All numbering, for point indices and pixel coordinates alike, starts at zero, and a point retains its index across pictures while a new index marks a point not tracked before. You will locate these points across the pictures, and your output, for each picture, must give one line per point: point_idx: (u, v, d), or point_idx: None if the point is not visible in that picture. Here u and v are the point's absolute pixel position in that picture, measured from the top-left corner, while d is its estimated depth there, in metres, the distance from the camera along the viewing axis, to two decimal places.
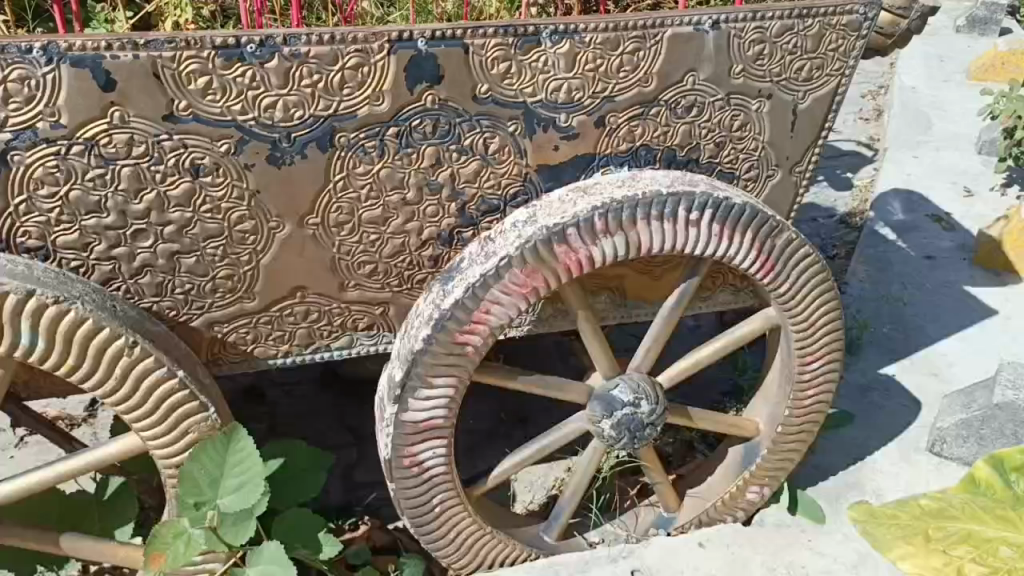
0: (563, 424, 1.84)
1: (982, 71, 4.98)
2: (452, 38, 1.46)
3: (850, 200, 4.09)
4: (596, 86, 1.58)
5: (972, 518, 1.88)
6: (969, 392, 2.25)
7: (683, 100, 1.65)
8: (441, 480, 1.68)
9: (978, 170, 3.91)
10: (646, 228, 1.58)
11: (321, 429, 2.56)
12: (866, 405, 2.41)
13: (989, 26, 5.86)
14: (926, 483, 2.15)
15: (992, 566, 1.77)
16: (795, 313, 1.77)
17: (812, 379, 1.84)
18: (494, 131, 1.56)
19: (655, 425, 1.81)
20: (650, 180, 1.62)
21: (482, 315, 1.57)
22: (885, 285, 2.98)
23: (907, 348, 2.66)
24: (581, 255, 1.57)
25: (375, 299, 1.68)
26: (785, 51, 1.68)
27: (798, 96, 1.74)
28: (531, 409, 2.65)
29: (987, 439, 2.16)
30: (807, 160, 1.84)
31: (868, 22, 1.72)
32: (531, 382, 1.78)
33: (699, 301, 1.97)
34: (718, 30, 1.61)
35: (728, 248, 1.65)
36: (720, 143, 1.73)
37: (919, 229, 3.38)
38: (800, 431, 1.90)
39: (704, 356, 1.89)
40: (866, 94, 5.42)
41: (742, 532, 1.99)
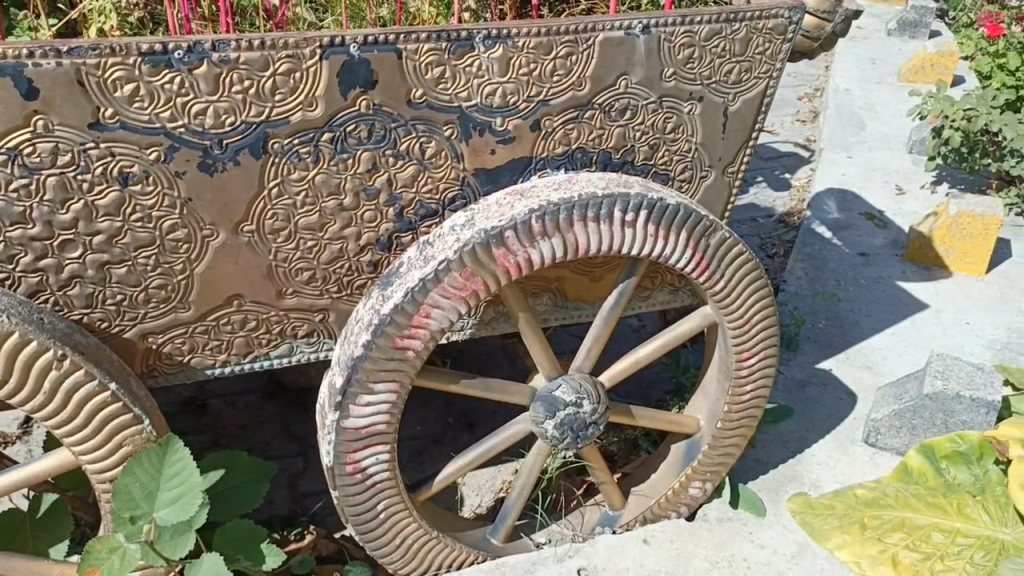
0: (506, 427, 1.84)
1: (912, 73, 5.14)
2: (384, 43, 1.45)
3: (788, 200, 4.19)
4: (531, 90, 1.60)
5: (906, 506, 1.94)
6: (901, 384, 2.31)
7: (617, 104, 1.68)
8: (385, 486, 1.67)
9: (908, 169, 4.04)
10: (582, 229, 1.60)
11: (265, 440, 2.53)
12: (804, 399, 2.47)
13: (919, 29, 6.04)
14: (862, 473, 2.21)
15: (924, 552, 1.83)
16: (730, 311, 1.80)
17: (749, 375, 1.88)
18: (430, 136, 1.57)
19: (597, 424, 1.83)
20: (586, 182, 1.64)
21: (421, 319, 1.57)
22: (821, 282, 3.06)
23: (843, 343, 2.73)
24: (519, 257, 1.59)
25: (314, 306, 1.67)
26: (714, 54, 1.72)
27: (728, 98, 1.78)
28: (478, 412, 2.66)
29: (918, 429, 2.23)
30: (739, 161, 1.89)
31: (793, 25, 1.77)
32: (473, 385, 1.78)
33: (638, 301, 2.00)
34: (649, 34, 1.63)
35: (663, 248, 1.68)
36: (654, 145, 1.77)
37: (853, 227, 3.48)
38: (739, 426, 1.94)
39: (644, 355, 1.92)
40: (802, 97, 5.55)
41: (685, 529, 2.02)
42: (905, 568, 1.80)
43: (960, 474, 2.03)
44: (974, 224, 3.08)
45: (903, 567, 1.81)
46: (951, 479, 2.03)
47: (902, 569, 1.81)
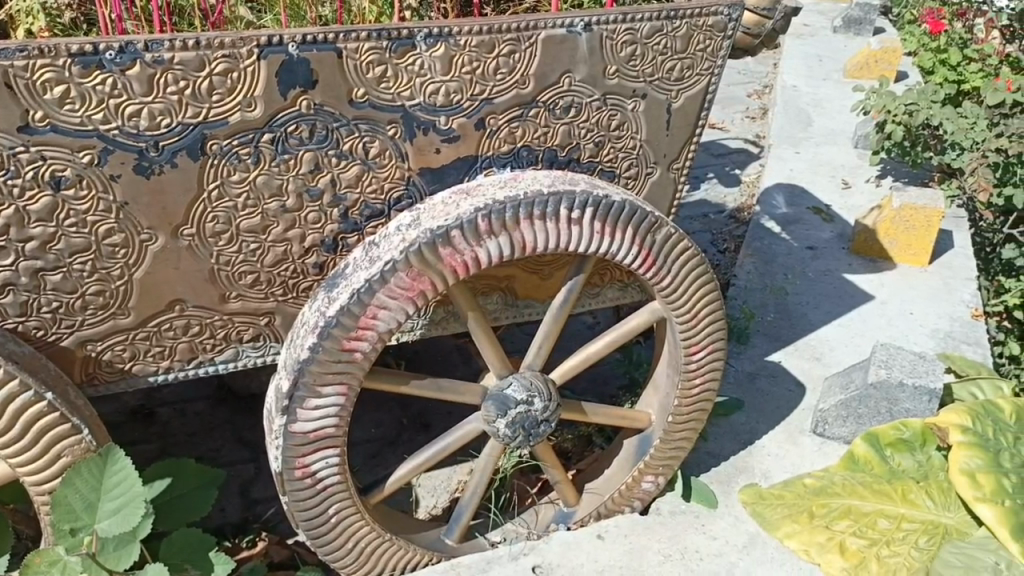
0: (459, 427, 1.84)
1: (857, 69, 5.25)
2: (324, 43, 1.44)
3: (738, 196, 4.25)
4: (474, 88, 1.60)
5: (853, 494, 1.98)
6: (847, 373, 2.36)
7: (561, 101, 1.69)
8: (335, 490, 1.66)
9: (854, 163, 4.12)
10: (529, 227, 1.60)
11: (215, 447, 2.48)
12: (755, 392, 2.50)
13: (863, 26, 6.16)
14: (811, 463, 2.25)
15: (870, 538, 1.89)
16: (678, 306, 1.82)
17: (698, 369, 1.90)
18: (374, 135, 1.56)
19: (549, 421, 1.83)
20: (532, 180, 1.64)
21: (368, 320, 1.55)
22: (770, 275, 3.11)
23: (792, 335, 2.77)
24: (466, 256, 1.58)
25: (259, 309, 1.65)
26: (656, 51, 1.73)
27: (671, 95, 1.80)
28: (433, 413, 2.64)
29: (864, 417, 2.28)
30: (684, 157, 1.91)
31: (733, 22, 1.79)
32: (425, 386, 1.77)
33: (587, 297, 2.01)
34: (591, 32, 1.64)
35: (610, 245, 1.69)
36: (600, 143, 1.78)
37: (802, 221, 3.54)
38: (690, 420, 1.95)
39: (595, 351, 1.93)
40: (752, 94, 5.63)
41: (638, 523, 2.03)
42: (851, 555, 1.86)
43: (905, 461, 2.07)
44: (917, 216, 3.15)
45: (850, 554, 1.86)
46: (896, 465, 2.07)
47: (849, 556, 1.86)
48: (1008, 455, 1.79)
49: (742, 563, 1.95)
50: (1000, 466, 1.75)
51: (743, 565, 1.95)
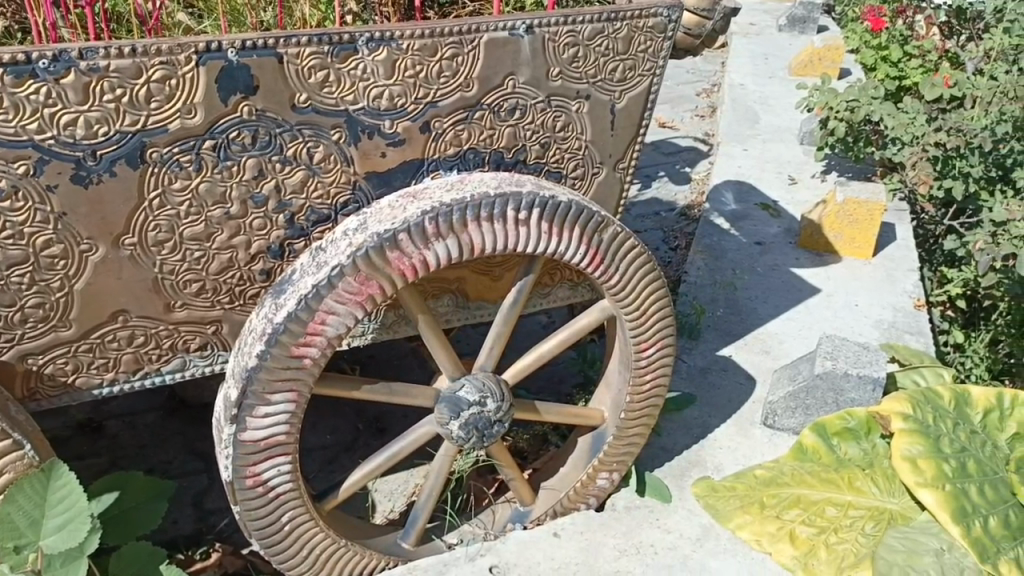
0: (412, 430, 1.84)
1: (801, 67, 5.35)
2: (264, 48, 1.43)
3: (689, 193, 4.31)
4: (418, 92, 1.60)
5: (802, 483, 2.04)
6: (795, 365, 2.41)
7: (506, 103, 1.70)
8: (288, 498, 1.64)
9: (800, 159, 4.20)
10: (477, 229, 1.61)
11: (167, 458, 2.45)
12: (706, 386, 2.55)
13: (807, 24, 6.29)
14: (761, 454, 2.29)
15: (819, 526, 1.94)
16: (627, 303, 1.85)
17: (648, 365, 1.92)
18: (318, 140, 1.55)
19: (502, 422, 1.84)
20: (478, 183, 1.65)
21: (317, 326, 1.55)
22: (720, 271, 3.16)
23: (742, 329, 2.82)
24: (414, 259, 1.58)
25: (205, 318, 1.63)
26: (598, 53, 1.76)
27: (614, 95, 1.83)
28: (389, 418, 2.63)
29: (812, 408, 2.33)
30: (629, 157, 1.94)
31: (672, 23, 1.83)
32: (377, 391, 1.77)
33: (538, 297, 2.03)
34: (533, 35, 1.66)
35: (557, 245, 1.70)
36: (545, 144, 1.79)
37: (750, 218, 3.60)
38: (642, 416, 1.98)
39: (546, 351, 1.94)
40: (701, 93, 5.72)
41: (594, 519, 2.05)
42: (802, 543, 1.91)
43: (851, 449, 2.11)
44: (860, 210, 3.23)
45: (800, 542, 1.92)
46: (843, 454, 2.11)
47: (800, 544, 1.92)
48: (948, 440, 1.84)
49: (695, 556, 1.97)
50: (939, 452, 1.80)
51: (696, 558, 1.97)
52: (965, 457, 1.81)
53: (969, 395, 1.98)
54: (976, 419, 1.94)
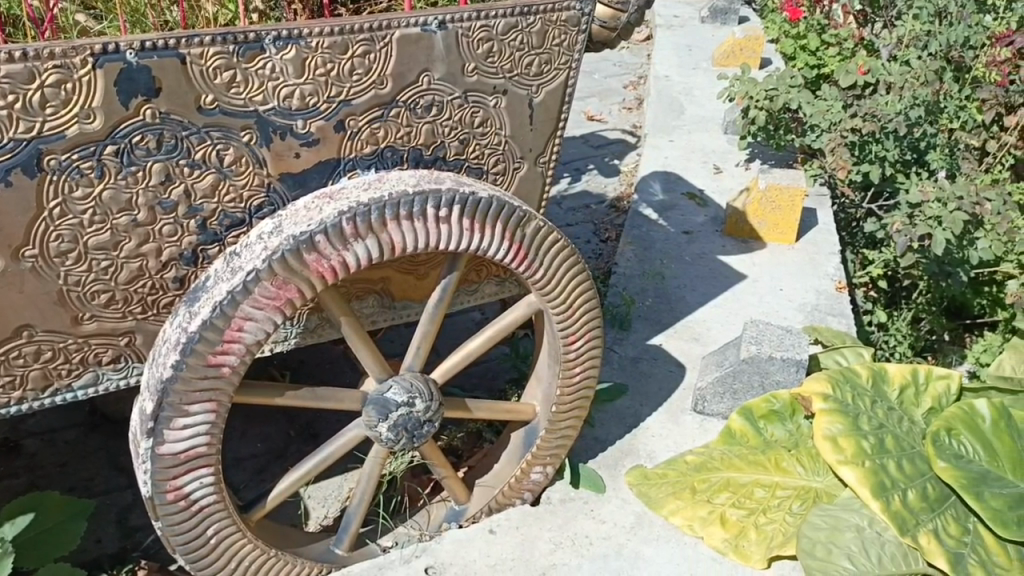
0: (340, 434, 1.81)
1: (724, 57, 5.45)
2: (166, 48, 1.39)
3: (617, 185, 4.35)
4: (330, 90, 1.57)
5: (732, 468, 2.10)
6: (722, 351, 2.46)
7: (422, 100, 1.69)
8: (213, 510, 1.60)
9: (724, 149, 4.28)
10: (397, 228, 1.59)
11: (89, 476, 2.37)
12: (637, 375, 2.57)
13: (729, 16, 6.40)
14: (692, 440, 2.32)
15: (748, 508, 2.00)
16: (552, 297, 1.85)
17: (577, 357, 1.93)
18: (227, 142, 1.51)
19: (432, 421, 1.82)
20: (397, 181, 1.63)
21: (234, 333, 1.51)
22: (648, 261, 3.20)
23: (671, 318, 2.86)
24: (333, 261, 1.55)
25: (117, 329, 1.58)
26: (513, 48, 1.76)
27: (531, 90, 1.83)
28: (321, 423, 2.59)
29: (739, 392, 2.37)
30: (549, 151, 1.95)
31: (586, 17, 1.84)
32: (301, 396, 1.73)
33: (464, 295, 2.02)
34: (445, 30, 1.65)
35: (480, 241, 1.69)
36: (464, 140, 1.78)
37: (677, 207, 3.65)
38: (572, 409, 1.98)
39: (474, 348, 1.93)
40: (628, 85, 5.77)
41: (529, 513, 2.06)
42: (732, 526, 1.97)
43: (777, 431, 2.18)
44: (781, 197, 3.30)
45: (730, 524, 1.97)
46: (769, 436, 2.17)
47: (729, 526, 1.97)
48: (866, 418, 1.89)
49: (629, 544, 1.99)
50: (859, 429, 1.86)
51: (631, 546, 1.98)
52: (884, 434, 1.86)
53: (886, 372, 2.04)
54: (893, 395, 2.00)
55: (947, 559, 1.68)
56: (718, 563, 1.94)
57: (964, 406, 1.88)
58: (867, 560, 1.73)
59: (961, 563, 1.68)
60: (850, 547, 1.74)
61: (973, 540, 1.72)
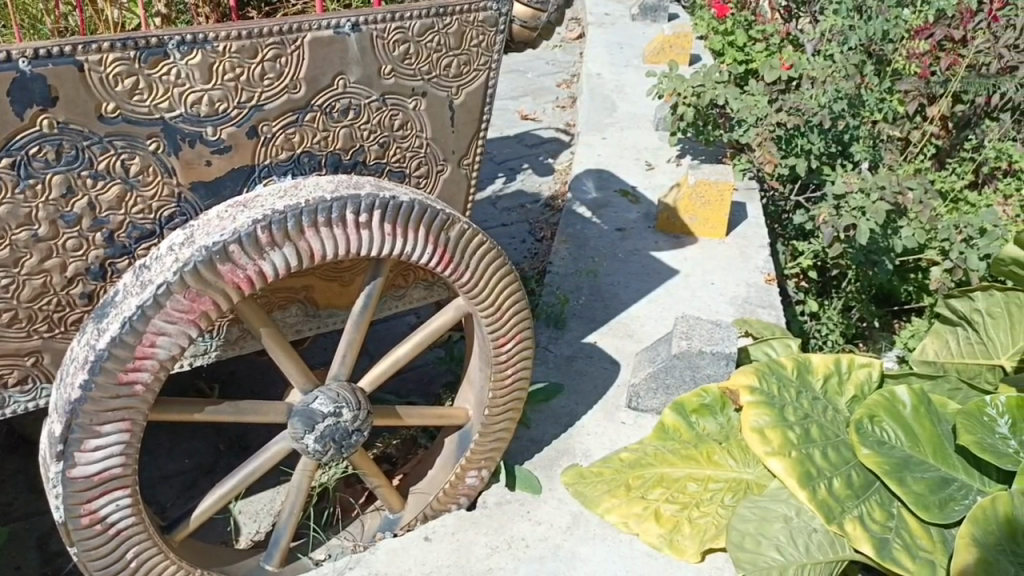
0: (266, 449, 1.76)
1: (654, 55, 5.49)
2: (61, 56, 1.34)
3: (552, 184, 4.36)
4: (241, 95, 1.53)
5: (665, 463, 2.12)
6: (654, 347, 2.48)
7: (338, 104, 1.65)
8: (132, 532, 1.55)
9: (656, 145, 4.32)
10: (315, 235, 1.55)
11: (8, 501, 2.27)
12: (572, 374, 2.57)
13: (659, 13, 6.45)
14: (626, 437, 2.34)
15: (682, 502, 2.03)
16: (480, 299, 1.83)
17: (509, 359, 1.91)
18: (132, 152, 1.46)
19: (361, 431, 1.78)
20: (314, 187, 1.59)
21: (146, 349, 1.46)
22: (583, 260, 3.21)
23: (606, 315, 2.88)
24: (249, 271, 1.51)
25: (22, 349, 1.51)
26: (430, 50, 1.74)
27: (451, 91, 1.81)
28: (251, 435, 2.52)
29: (672, 387, 2.39)
30: (473, 152, 1.93)
31: (503, 17, 1.83)
32: (223, 411, 1.68)
33: (391, 299, 1.98)
34: (359, 32, 1.63)
35: (403, 245, 1.67)
36: (384, 144, 1.75)
37: (611, 205, 3.67)
38: (506, 412, 1.96)
39: (403, 355, 1.90)
40: (561, 83, 5.78)
41: (465, 518, 2.04)
42: (666, 521, 1.99)
43: (708, 425, 2.20)
44: (711, 192, 3.34)
45: (665, 520, 1.99)
46: (701, 430, 2.20)
47: (664, 522, 1.99)
48: (792, 409, 1.92)
49: (566, 545, 1.99)
50: (785, 420, 1.88)
51: (567, 546, 1.98)
52: (809, 424, 1.90)
53: (811, 362, 2.07)
54: (818, 385, 2.04)
55: (872, 545, 1.70)
56: (654, 559, 1.95)
57: (885, 394, 1.90)
58: (794, 550, 1.76)
59: (886, 547, 1.71)
60: (778, 538, 1.77)
61: (898, 525, 1.75)
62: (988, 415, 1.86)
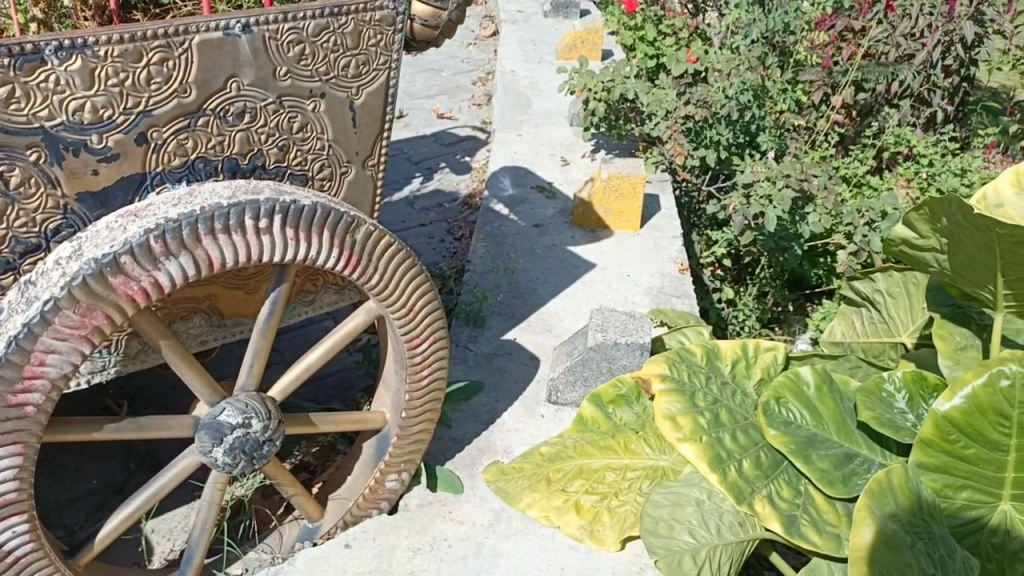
0: (172, 465, 1.71)
1: (566, 51, 5.54)
2: None
3: (469, 182, 4.35)
4: (127, 101, 1.48)
5: (584, 454, 2.14)
6: (571, 341, 2.51)
7: (232, 108, 1.61)
8: (32, 560, 1.49)
9: (570, 140, 4.35)
10: (212, 242, 1.51)
11: None
12: (492, 372, 2.58)
13: (570, 9, 6.49)
14: (547, 432, 2.35)
15: (601, 492, 2.05)
16: (391, 301, 1.80)
17: (424, 361, 1.89)
18: (11, 163, 1.41)
19: (272, 441, 1.74)
20: (210, 193, 1.55)
21: (35, 368, 1.40)
22: (500, 257, 3.22)
23: (525, 311, 2.89)
24: (144, 282, 1.46)
25: None
26: (326, 50, 1.72)
27: (351, 92, 1.79)
28: (163, 451, 2.45)
29: (590, 379, 2.43)
30: (377, 154, 1.91)
31: (400, 16, 1.81)
32: (125, 428, 1.63)
33: (300, 304, 1.95)
34: (250, 33, 1.59)
35: (307, 249, 1.63)
36: (284, 147, 1.72)
37: (527, 201, 3.69)
38: (423, 414, 1.94)
39: (314, 361, 1.87)
40: (476, 82, 5.78)
41: (387, 523, 2.02)
42: (586, 512, 2.01)
43: (625, 415, 2.23)
44: (624, 185, 3.38)
45: (585, 511, 2.01)
46: (618, 420, 2.23)
47: (584, 513, 2.01)
48: (702, 395, 1.96)
49: (488, 542, 1.99)
50: (695, 406, 1.92)
51: (490, 544, 1.98)
52: (718, 408, 1.94)
53: (719, 349, 2.12)
54: (726, 370, 2.09)
55: (781, 523, 1.75)
56: (575, 550, 1.97)
57: (790, 375, 1.95)
58: (706, 532, 1.80)
59: (794, 524, 1.76)
60: (691, 521, 1.82)
61: (805, 501, 1.81)
62: (887, 391, 1.94)
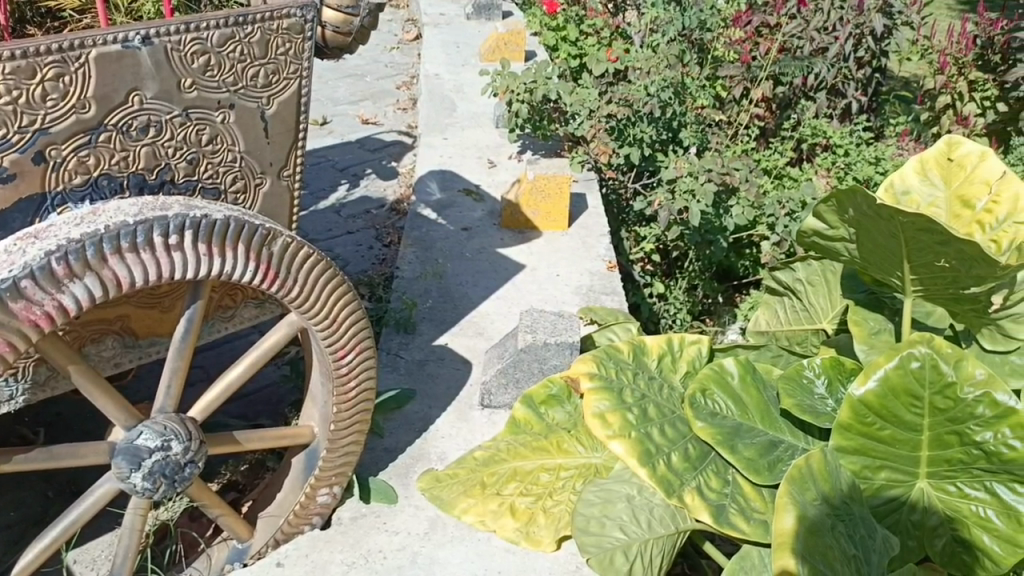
0: (90, 493, 1.66)
1: (489, 53, 5.54)
2: None
3: (397, 188, 4.32)
4: (21, 119, 1.42)
5: (517, 456, 2.14)
6: (502, 344, 2.53)
7: (135, 122, 1.56)
8: None
9: (496, 142, 4.35)
10: (120, 262, 1.46)
11: None
12: (424, 378, 2.56)
13: (492, 11, 6.49)
14: (480, 435, 2.35)
15: (535, 494, 2.07)
16: (313, 313, 1.77)
17: (350, 371, 1.86)
18: None
19: (194, 462, 1.69)
20: (115, 211, 1.50)
21: None
22: (429, 262, 3.19)
23: (456, 316, 2.88)
24: (47, 307, 1.41)
25: None
26: (233, 59, 1.68)
27: (262, 101, 1.75)
28: (84, 478, 2.36)
29: (522, 381, 2.43)
30: (293, 164, 1.87)
31: (309, 23, 1.79)
32: (35, 458, 1.57)
33: (220, 320, 1.90)
34: (151, 45, 1.55)
35: (221, 264, 1.59)
36: (193, 160, 1.68)
37: (455, 205, 3.67)
38: (353, 425, 1.91)
39: (236, 377, 1.83)
40: (400, 86, 5.74)
41: (320, 538, 1.99)
42: (521, 515, 2.02)
43: (557, 414, 2.24)
44: (549, 186, 3.40)
45: (519, 513, 2.02)
46: (550, 420, 2.23)
47: (519, 515, 2.01)
48: (629, 391, 1.98)
49: (424, 551, 1.97)
50: (623, 403, 1.94)
51: (426, 552, 1.97)
52: (646, 403, 1.97)
53: (645, 345, 2.15)
54: (653, 365, 2.12)
55: (710, 513, 1.79)
56: (510, 553, 1.97)
57: (715, 367, 1.98)
58: (637, 527, 1.82)
59: (723, 514, 1.80)
60: (621, 517, 1.84)
61: (732, 491, 1.85)
62: (807, 377, 1.99)
